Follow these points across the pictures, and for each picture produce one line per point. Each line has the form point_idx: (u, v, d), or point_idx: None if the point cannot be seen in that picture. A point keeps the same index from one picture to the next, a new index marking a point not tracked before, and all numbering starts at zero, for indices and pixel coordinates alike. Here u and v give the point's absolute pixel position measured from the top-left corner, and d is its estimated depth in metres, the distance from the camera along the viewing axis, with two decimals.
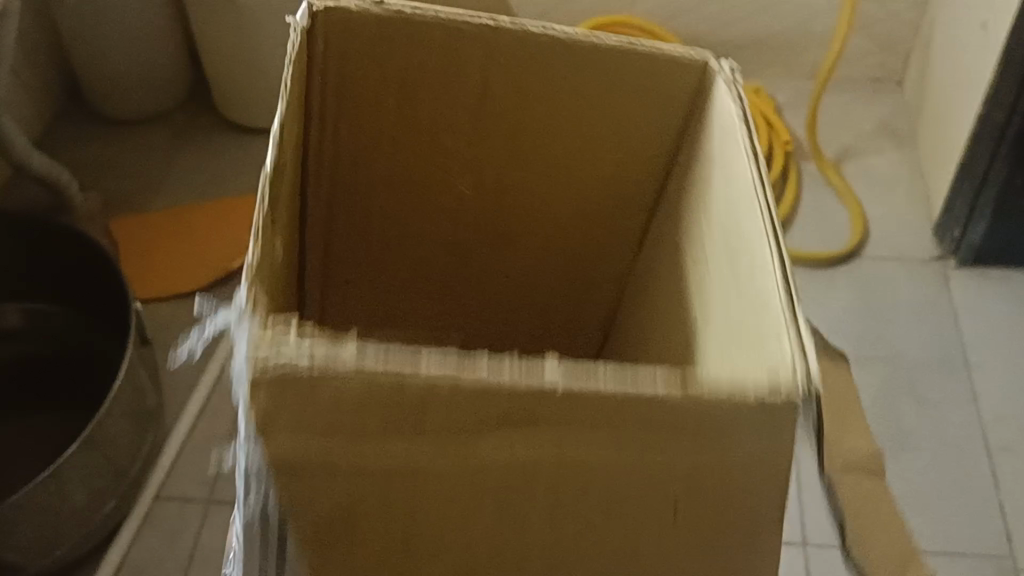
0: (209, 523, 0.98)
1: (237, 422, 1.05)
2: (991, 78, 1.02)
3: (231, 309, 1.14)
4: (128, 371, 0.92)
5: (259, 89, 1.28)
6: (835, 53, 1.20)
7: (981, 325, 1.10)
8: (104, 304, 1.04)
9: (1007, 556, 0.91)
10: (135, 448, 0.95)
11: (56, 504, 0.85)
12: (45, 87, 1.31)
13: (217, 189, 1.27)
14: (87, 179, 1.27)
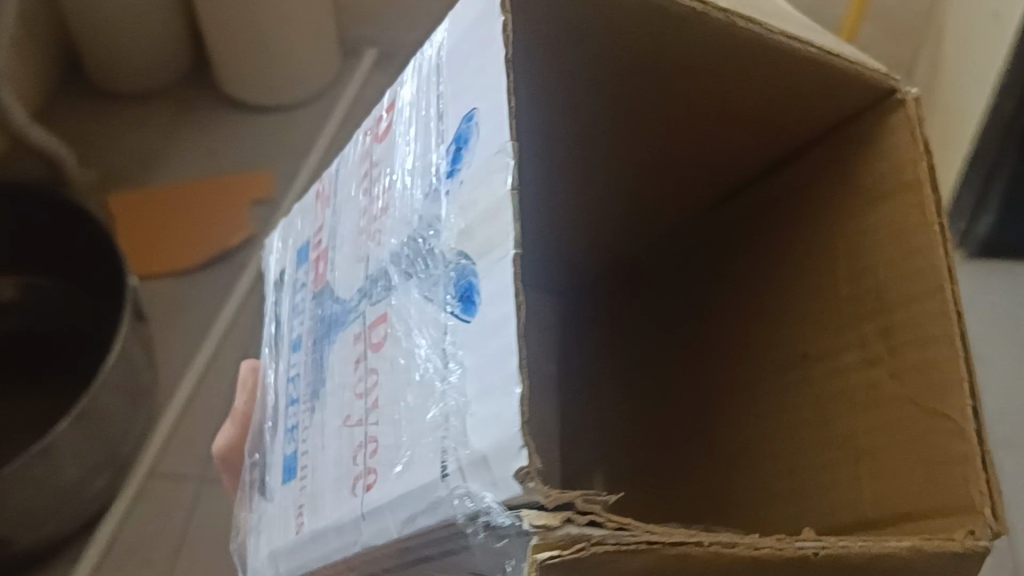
0: (202, 501, 0.96)
1: (232, 400, 1.04)
2: (1002, 67, 1.00)
3: (228, 286, 1.13)
4: (122, 346, 0.91)
5: (261, 66, 1.27)
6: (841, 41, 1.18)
7: (988, 319, 1.09)
8: (100, 277, 1.02)
9: (1008, 549, 0.91)
10: (128, 423, 0.94)
11: (47, 479, 0.84)
12: (44, 60, 1.30)
13: (217, 167, 1.25)
14: (86, 154, 1.26)
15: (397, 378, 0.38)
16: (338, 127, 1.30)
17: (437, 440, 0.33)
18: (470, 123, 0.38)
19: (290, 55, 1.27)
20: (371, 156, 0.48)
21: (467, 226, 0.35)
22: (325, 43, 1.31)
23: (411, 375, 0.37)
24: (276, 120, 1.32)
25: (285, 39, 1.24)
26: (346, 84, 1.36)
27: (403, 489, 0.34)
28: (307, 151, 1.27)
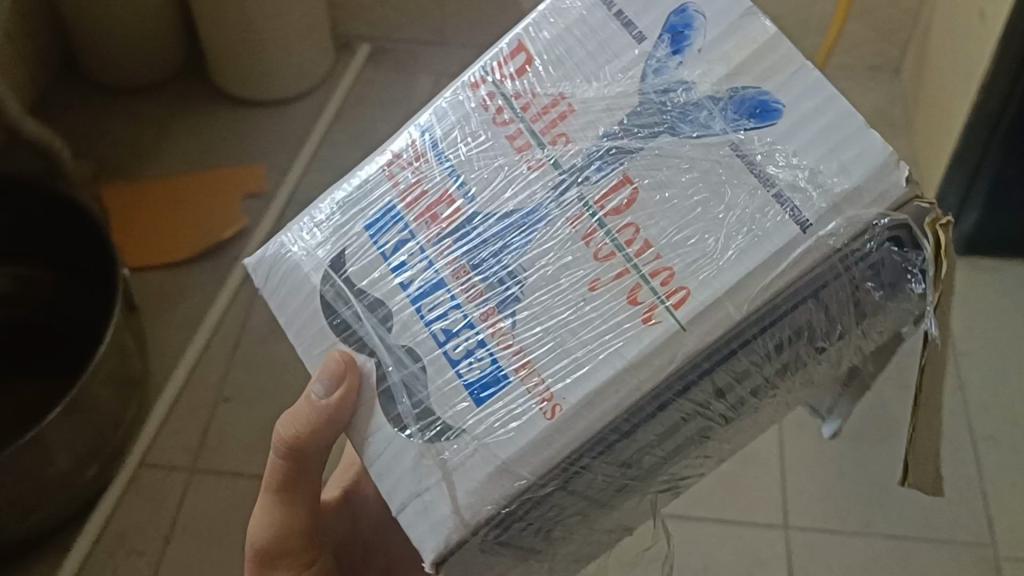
0: (192, 490, 0.97)
1: (223, 392, 1.05)
2: (986, 65, 1.01)
3: (220, 278, 1.14)
4: (113, 337, 0.92)
5: (256, 60, 1.28)
6: (831, 38, 1.18)
7: (972, 314, 1.10)
8: (92, 269, 1.03)
9: (989, 545, 0.92)
10: (119, 413, 0.95)
11: (38, 467, 0.85)
12: (39, 53, 1.31)
13: (211, 160, 1.26)
14: (81, 146, 1.27)
15: (702, 228, 0.40)
16: (331, 122, 1.31)
17: (783, 216, 0.39)
18: (680, 13, 0.43)
19: (285, 49, 1.28)
20: (500, 98, 0.46)
21: (728, 71, 0.42)
22: (320, 36, 1.32)
23: (739, 186, 0.40)
24: (271, 114, 1.33)
25: (280, 32, 1.25)
26: (340, 79, 1.37)
27: (782, 267, 0.38)
28: (301, 145, 1.28)
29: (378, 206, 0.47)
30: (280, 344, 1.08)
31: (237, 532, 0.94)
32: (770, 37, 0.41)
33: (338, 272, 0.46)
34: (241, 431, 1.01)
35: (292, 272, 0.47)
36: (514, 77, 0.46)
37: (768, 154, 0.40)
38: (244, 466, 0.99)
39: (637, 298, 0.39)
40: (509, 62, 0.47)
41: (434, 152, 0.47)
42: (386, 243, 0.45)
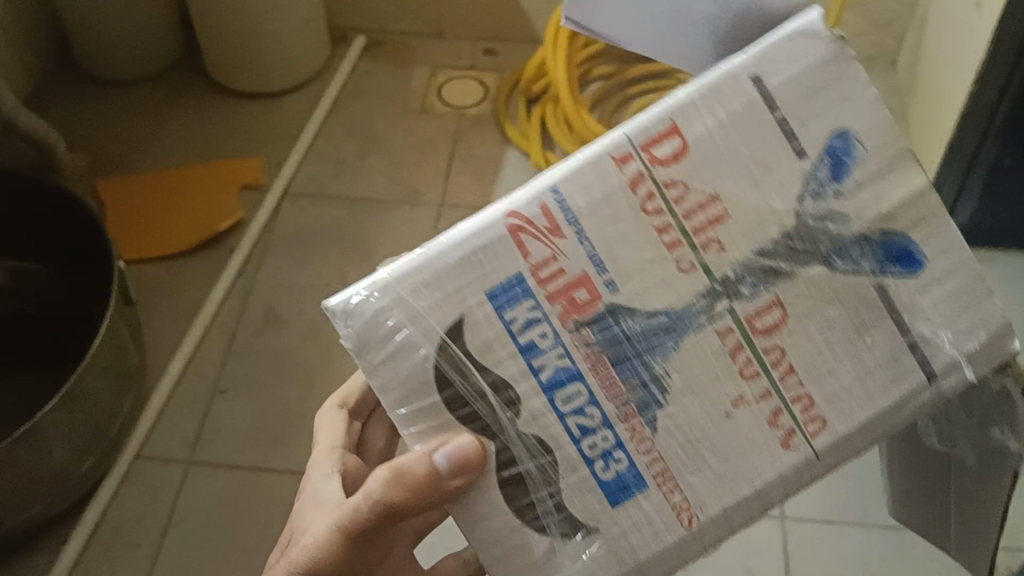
0: (189, 482, 0.97)
1: (219, 384, 1.05)
2: (982, 57, 1.01)
3: (216, 270, 1.14)
4: (109, 329, 0.92)
5: (251, 53, 1.28)
6: (831, 22, 1.19)
7: None
8: (88, 262, 1.03)
9: None
10: (116, 405, 0.95)
11: (33, 459, 0.85)
12: (34, 46, 1.30)
13: (207, 152, 1.26)
14: (76, 139, 1.27)
15: (844, 357, 0.42)
16: (327, 114, 1.31)
17: (915, 363, 0.42)
18: (843, 137, 0.42)
19: (281, 41, 1.28)
20: (650, 184, 0.43)
21: (887, 210, 0.42)
22: (316, 29, 1.32)
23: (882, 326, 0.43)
24: (266, 106, 1.33)
25: (275, 25, 1.25)
26: (335, 71, 1.37)
27: (903, 408, 0.43)
28: (297, 137, 1.28)
29: (506, 277, 0.43)
30: (277, 336, 1.08)
31: (234, 524, 0.94)
32: (927, 188, 0.43)
33: (457, 343, 0.43)
34: (237, 423, 1.01)
35: (398, 330, 0.43)
36: (665, 164, 0.43)
37: (911, 305, 0.42)
38: (241, 458, 0.99)
39: (776, 422, 0.43)
40: (656, 141, 0.43)
41: (574, 228, 0.43)
42: (514, 318, 0.43)
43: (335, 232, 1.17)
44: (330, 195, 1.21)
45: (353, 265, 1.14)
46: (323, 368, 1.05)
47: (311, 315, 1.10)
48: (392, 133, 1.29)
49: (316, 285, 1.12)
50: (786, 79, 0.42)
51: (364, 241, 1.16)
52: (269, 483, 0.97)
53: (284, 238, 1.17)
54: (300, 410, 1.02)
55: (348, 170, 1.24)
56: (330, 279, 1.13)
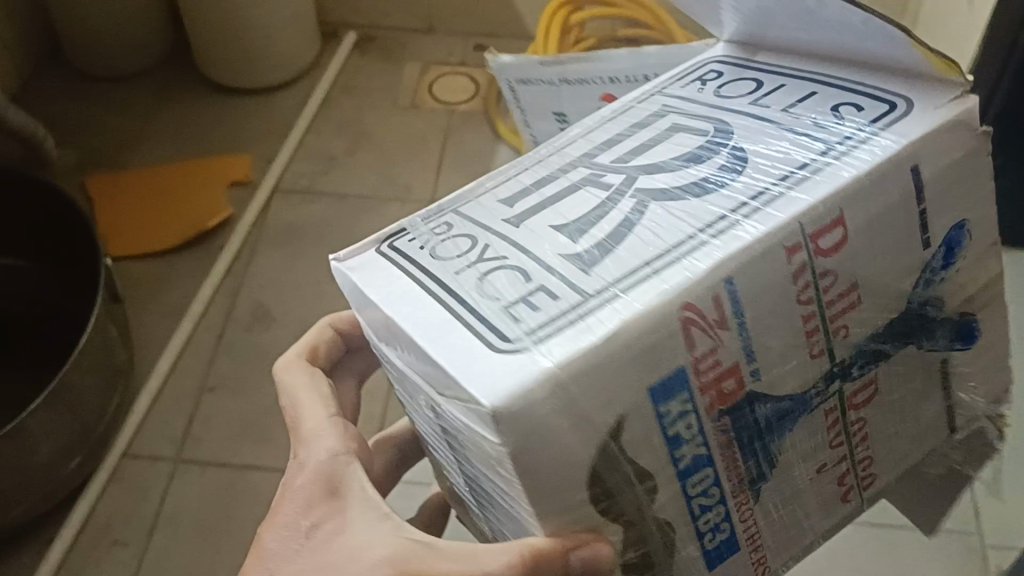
0: (177, 481, 0.97)
1: (208, 382, 1.04)
2: (973, 55, 1.00)
3: (205, 267, 1.13)
4: (96, 327, 0.91)
5: (240, 49, 1.27)
6: None
7: None
8: (76, 259, 1.03)
9: (974, 533, 0.91)
10: (103, 403, 0.95)
11: (19, 457, 0.84)
12: (22, 41, 1.30)
13: (196, 148, 1.25)
14: (64, 135, 1.26)
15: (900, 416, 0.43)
16: (317, 110, 1.31)
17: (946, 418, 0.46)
18: (961, 228, 0.40)
19: (271, 37, 1.27)
20: (809, 272, 0.36)
21: (970, 292, 0.42)
22: (306, 24, 1.31)
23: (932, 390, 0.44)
24: (256, 102, 1.32)
25: (265, 21, 1.24)
26: (326, 67, 1.37)
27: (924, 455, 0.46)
28: (287, 134, 1.27)
29: (665, 371, 0.34)
30: (266, 334, 1.07)
31: (221, 522, 0.94)
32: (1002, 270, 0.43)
33: (616, 442, 0.33)
34: (226, 422, 1.01)
35: (561, 432, 0.32)
36: (829, 255, 0.36)
37: (958, 376, 0.45)
38: (229, 456, 0.98)
39: (842, 483, 0.42)
40: (825, 228, 0.36)
41: (738, 318, 0.35)
42: (670, 412, 0.34)
43: (325, 229, 1.17)
44: (321, 191, 1.21)
45: None
46: None
47: (301, 312, 1.09)
48: (383, 129, 1.28)
49: (306, 283, 1.12)
50: (936, 172, 0.38)
51: (354, 238, 1.16)
52: (257, 481, 0.96)
53: (274, 235, 1.17)
54: None
55: (338, 167, 1.24)
56: (319, 276, 1.12)
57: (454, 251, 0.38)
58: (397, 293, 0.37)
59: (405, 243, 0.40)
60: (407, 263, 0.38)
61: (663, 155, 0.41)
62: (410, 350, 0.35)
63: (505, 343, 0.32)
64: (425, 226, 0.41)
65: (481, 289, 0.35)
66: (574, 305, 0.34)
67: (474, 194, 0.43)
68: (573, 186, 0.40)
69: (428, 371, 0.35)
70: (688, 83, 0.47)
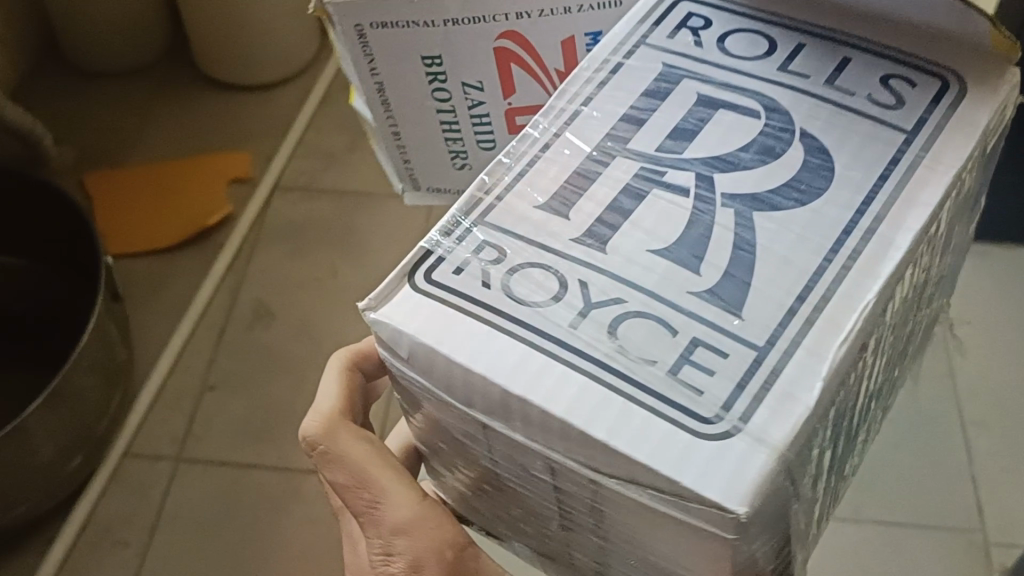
0: (178, 480, 0.96)
1: (208, 379, 1.04)
2: None
3: (206, 265, 1.13)
4: (96, 326, 0.90)
5: (239, 45, 1.26)
6: None
7: (961, 297, 1.09)
8: (76, 257, 1.02)
9: (978, 531, 0.91)
10: (103, 403, 0.94)
11: (19, 458, 0.84)
12: (20, 38, 1.29)
13: (195, 145, 1.25)
14: (63, 133, 1.25)
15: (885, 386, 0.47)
16: (317, 105, 1.30)
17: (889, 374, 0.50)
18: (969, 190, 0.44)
19: (270, 33, 1.26)
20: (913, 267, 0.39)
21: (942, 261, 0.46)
22: (305, 20, 1.31)
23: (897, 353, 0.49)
24: (255, 98, 1.31)
25: (264, 17, 1.24)
26: (326, 63, 1.36)
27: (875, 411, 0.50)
28: (287, 130, 1.27)
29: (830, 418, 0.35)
30: (267, 332, 1.07)
31: (223, 522, 0.93)
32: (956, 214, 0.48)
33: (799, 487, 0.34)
34: (227, 420, 1.00)
35: (774, 501, 0.32)
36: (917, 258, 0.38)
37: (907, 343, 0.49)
38: (230, 454, 0.98)
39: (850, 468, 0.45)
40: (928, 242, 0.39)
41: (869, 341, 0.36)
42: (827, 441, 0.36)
43: (326, 226, 1.16)
44: (321, 188, 1.20)
45: (345, 260, 1.13)
46: (314, 363, 1.04)
47: (301, 309, 1.09)
48: None
49: (306, 280, 1.11)
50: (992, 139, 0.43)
51: (354, 236, 1.15)
52: (258, 480, 0.96)
53: (273, 232, 1.16)
54: (290, 407, 1.01)
55: (338, 163, 1.23)
56: (320, 273, 1.12)
57: (535, 290, 0.37)
58: (500, 359, 0.35)
59: (457, 276, 0.38)
60: (473, 307, 0.37)
61: (731, 149, 0.40)
62: (545, 428, 0.34)
63: (706, 427, 0.32)
64: (469, 250, 0.39)
65: (611, 349, 0.35)
66: (737, 368, 0.34)
67: (496, 200, 0.41)
68: (644, 194, 0.40)
69: (573, 448, 0.34)
70: (674, 33, 0.45)
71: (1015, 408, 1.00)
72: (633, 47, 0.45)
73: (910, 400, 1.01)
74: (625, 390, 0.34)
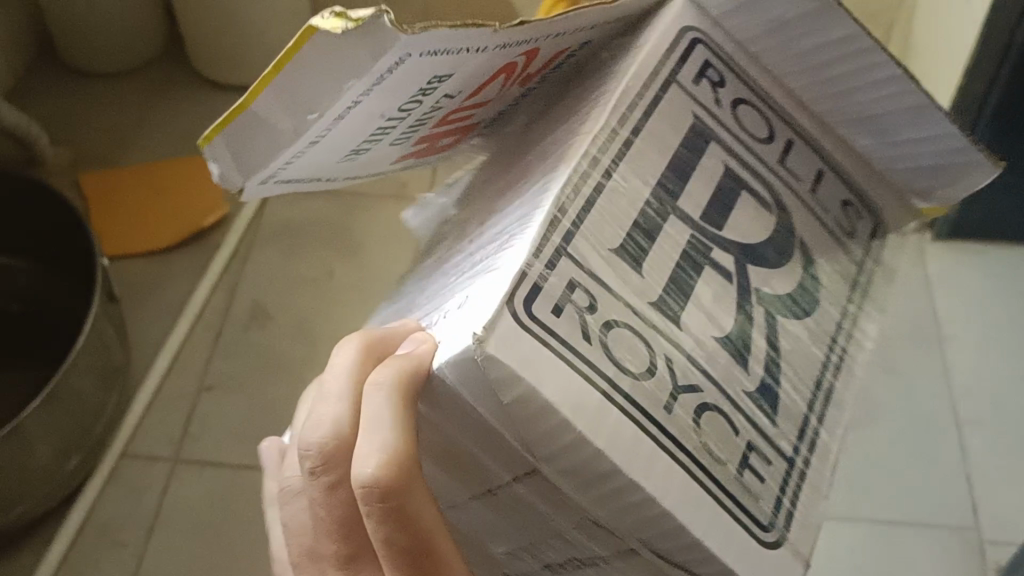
0: (175, 481, 0.97)
1: (205, 380, 1.04)
2: (970, 51, 1.01)
3: (202, 265, 1.13)
4: (93, 327, 0.91)
5: (235, 46, 1.27)
6: None
7: (954, 296, 1.10)
8: (73, 258, 1.02)
9: (974, 529, 0.92)
10: (101, 404, 0.95)
11: (17, 458, 0.84)
12: (16, 38, 1.29)
13: (190, 145, 1.25)
14: (59, 132, 1.26)
15: None
16: None
17: None
18: None
19: (266, 34, 1.27)
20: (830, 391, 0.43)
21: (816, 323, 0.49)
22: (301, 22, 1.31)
23: None
24: None
25: (261, 18, 1.24)
26: None
27: None
28: None
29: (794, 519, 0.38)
30: (263, 333, 1.07)
31: (219, 523, 0.94)
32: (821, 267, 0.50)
33: None
34: (222, 421, 1.01)
35: None
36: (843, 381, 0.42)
37: None
38: (227, 455, 0.98)
39: None
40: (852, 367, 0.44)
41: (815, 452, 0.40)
42: None
43: (322, 228, 1.17)
44: (317, 189, 1.21)
45: (341, 262, 1.13)
46: (311, 365, 1.04)
47: (297, 310, 1.09)
48: None
49: (302, 281, 1.12)
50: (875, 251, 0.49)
51: (350, 237, 1.16)
52: (256, 481, 0.97)
53: (269, 234, 1.16)
54: (287, 408, 1.01)
55: None
56: (317, 275, 1.12)
57: (630, 354, 0.31)
58: (618, 439, 0.30)
59: (560, 321, 0.30)
60: (582, 364, 0.30)
61: (757, 243, 0.39)
62: (627, 505, 0.31)
63: (765, 536, 0.33)
64: (562, 288, 0.31)
65: (698, 443, 0.32)
66: (777, 477, 0.35)
67: (575, 227, 0.32)
68: (702, 263, 0.36)
69: (640, 528, 0.32)
70: (699, 82, 0.39)
71: (1010, 407, 1.00)
72: (667, 78, 0.38)
73: (906, 400, 1.01)
74: (724, 501, 0.32)
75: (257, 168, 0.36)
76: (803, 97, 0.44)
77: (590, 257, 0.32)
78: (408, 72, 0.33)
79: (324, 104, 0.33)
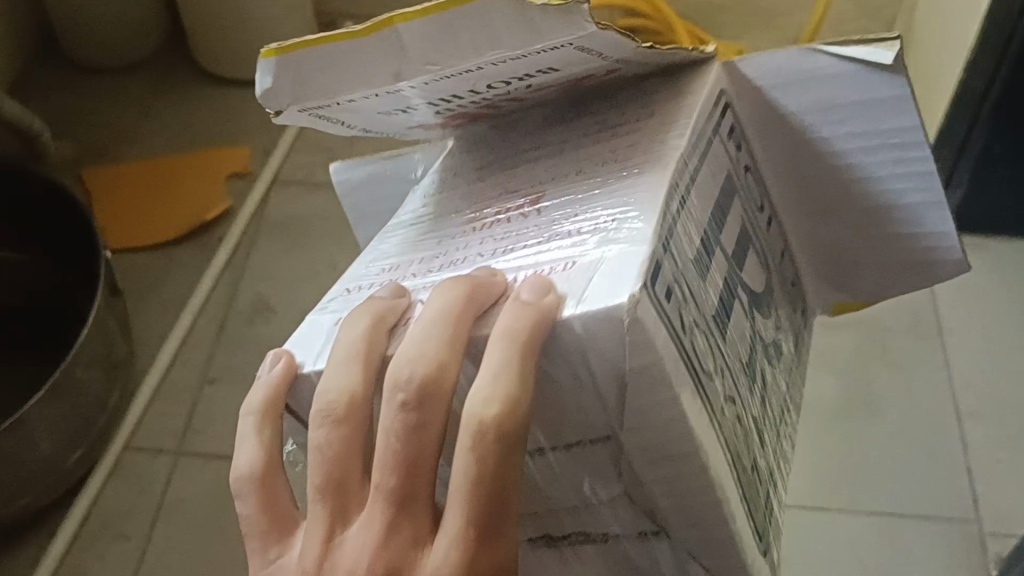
0: (178, 473, 0.97)
1: (208, 373, 1.04)
2: (971, 44, 1.01)
3: (205, 259, 1.13)
4: (96, 319, 0.91)
5: (237, 40, 1.27)
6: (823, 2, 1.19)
7: (956, 291, 1.10)
8: (76, 252, 1.03)
9: (974, 521, 0.92)
10: (104, 397, 0.95)
11: (20, 450, 0.84)
12: (19, 33, 1.29)
13: (193, 140, 1.25)
14: (62, 127, 1.26)
15: None
16: None
17: None
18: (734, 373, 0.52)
19: (268, 28, 1.27)
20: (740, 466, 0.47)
21: None
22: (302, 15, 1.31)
23: None
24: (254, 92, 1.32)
25: (263, 12, 1.24)
26: None
27: None
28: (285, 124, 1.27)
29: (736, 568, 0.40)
30: (266, 326, 1.07)
31: (222, 514, 0.94)
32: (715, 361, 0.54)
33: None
34: (225, 413, 1.01)
35: None
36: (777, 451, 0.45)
37: None
38: (229, 447, 0.98)
39: None
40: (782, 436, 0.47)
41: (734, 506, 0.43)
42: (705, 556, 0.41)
43: (324, 221, 1.17)
44: (319, 182, 1.21)
45: (343, 255, 1.13)
46: None
47: (299, 303, 1.09)
48: None
49: (304, 275, 1.12)
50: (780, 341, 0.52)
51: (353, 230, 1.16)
52: None
53: (272, 227, 1.17)
54: None
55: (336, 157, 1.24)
56: (319, 268, 1.12)
57: (706, 352, 0.33)
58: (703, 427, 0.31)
59: (670, 304, 0.31)
60: (684, 343, 0.31)
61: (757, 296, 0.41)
62: (681, 487, 0.32)
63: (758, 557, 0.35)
64: (674, 276, 0.32)
65: (734, 449, 0.34)
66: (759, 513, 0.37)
67: (677, 223, 0.33)
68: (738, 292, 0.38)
69: (679, 506, 0.33)
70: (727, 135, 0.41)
71: (1012, 400, 1.00)
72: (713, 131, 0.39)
73: (906, 393, 1.02)
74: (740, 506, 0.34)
75: (331, 93, 0.37)
76: (788, 198, 0.47)
77: (685, 253, 0.33)
78: (540, 60, 0.36)
79: (453, 61, 0.35)
